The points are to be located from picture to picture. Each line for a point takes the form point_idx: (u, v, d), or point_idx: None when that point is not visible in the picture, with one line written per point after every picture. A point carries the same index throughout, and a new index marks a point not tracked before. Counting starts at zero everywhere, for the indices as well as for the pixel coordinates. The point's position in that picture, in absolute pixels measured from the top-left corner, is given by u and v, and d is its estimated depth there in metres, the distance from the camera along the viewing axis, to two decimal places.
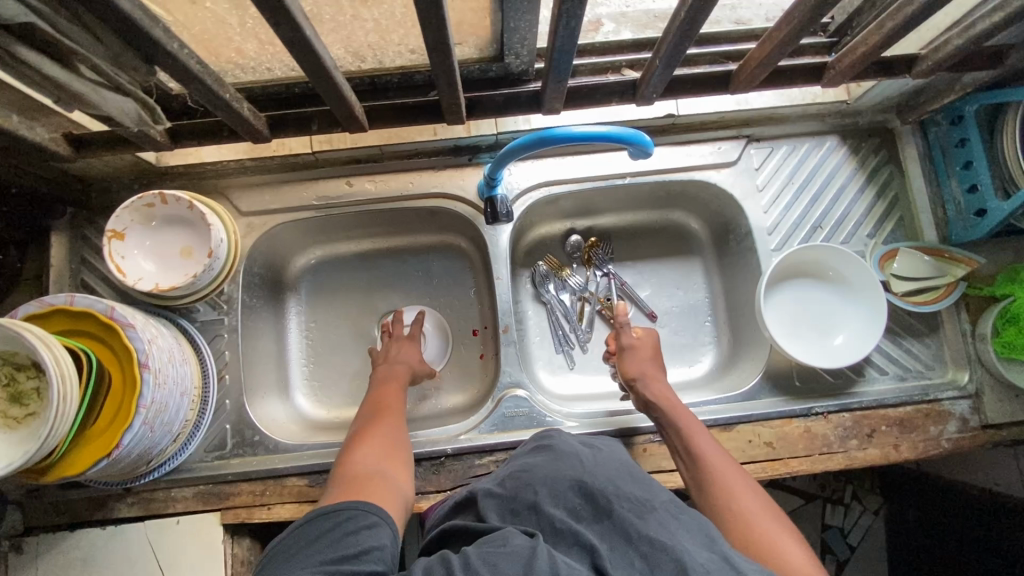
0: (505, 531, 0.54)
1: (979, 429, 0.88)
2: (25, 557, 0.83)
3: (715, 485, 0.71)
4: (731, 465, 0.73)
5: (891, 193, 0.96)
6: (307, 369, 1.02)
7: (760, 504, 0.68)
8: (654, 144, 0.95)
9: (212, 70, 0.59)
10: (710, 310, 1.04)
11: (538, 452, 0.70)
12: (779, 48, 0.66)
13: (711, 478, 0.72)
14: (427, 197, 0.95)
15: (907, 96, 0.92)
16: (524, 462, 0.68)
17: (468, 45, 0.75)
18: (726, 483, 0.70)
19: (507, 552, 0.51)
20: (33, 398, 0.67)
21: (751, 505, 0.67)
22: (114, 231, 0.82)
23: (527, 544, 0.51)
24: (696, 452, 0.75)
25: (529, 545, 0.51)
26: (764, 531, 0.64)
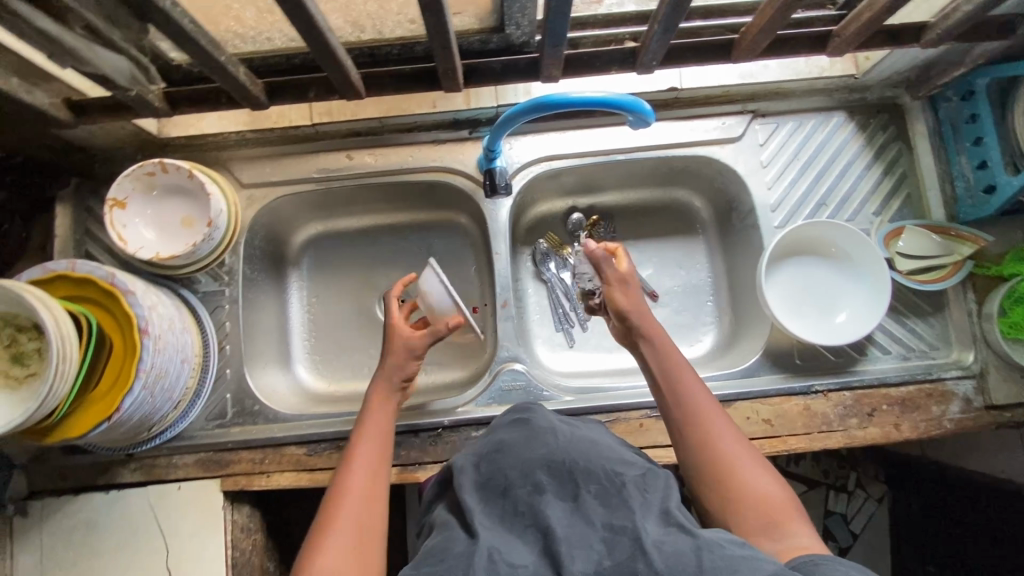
0: (447, 540, 0.54)
1: (983, 409, 0.87)
2: (30, 520, 0.85)
3: (695, 426, 0.68)
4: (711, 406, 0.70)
5: (899, 170, 0.94)
6: (309, 343, 1.02)
7: (740, 443, 0.66)
8: (658, 118, 0.94)
9: (207, 31, 0.59)
10: (712, 290, 1.02)
11: (514, 426, 0.67)
12: (783, 10, 0.65)
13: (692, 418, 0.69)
14: (427, 171, 0.95)
15: (918, 70, 0.89)
16: (498, 437, 0.65)
17: (467, 14, 0.74)
18: (707, 423, 0.68)
19: (446, 566, 0.50)
20: (34, 358, 0.68)
21: (731, 443, 0.66)
22: (115, 199, 0.83)
23: (466, 551, 0.51)
24: (679, 391, 0.71)
25: (467, 553, 0.51)
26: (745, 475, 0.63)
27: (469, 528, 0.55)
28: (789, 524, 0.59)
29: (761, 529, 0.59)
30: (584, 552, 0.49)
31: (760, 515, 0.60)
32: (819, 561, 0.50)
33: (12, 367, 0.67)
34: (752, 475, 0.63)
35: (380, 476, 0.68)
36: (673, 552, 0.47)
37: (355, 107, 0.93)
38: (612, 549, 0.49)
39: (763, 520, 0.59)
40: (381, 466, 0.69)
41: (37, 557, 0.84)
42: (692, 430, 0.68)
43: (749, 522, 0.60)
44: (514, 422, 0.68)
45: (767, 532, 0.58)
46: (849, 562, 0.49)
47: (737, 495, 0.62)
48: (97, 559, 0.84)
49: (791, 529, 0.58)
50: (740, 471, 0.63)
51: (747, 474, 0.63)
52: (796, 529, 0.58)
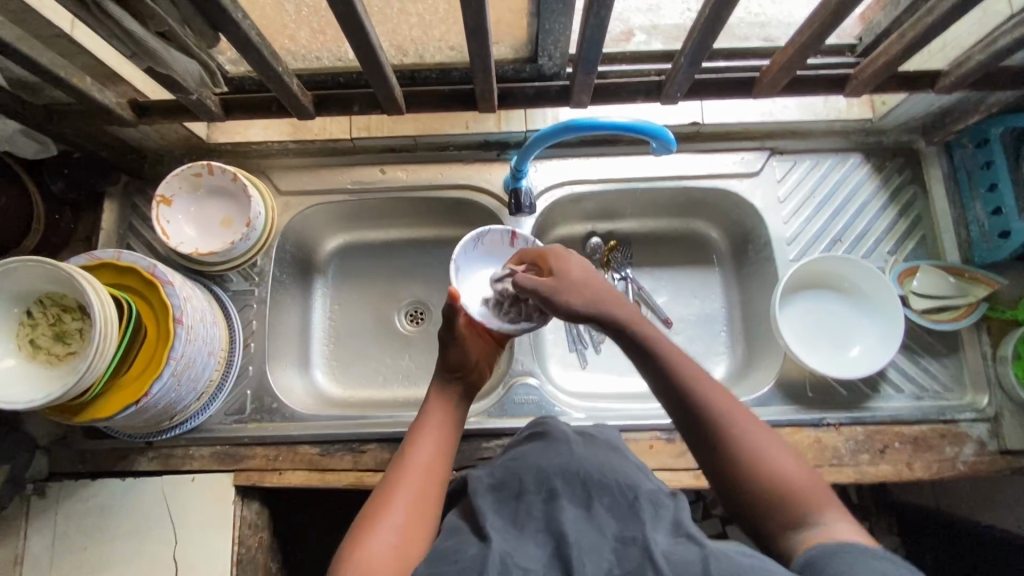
0: (462, 541, 0.54)
1: (997, 454, 0.86)
2: (46, 501, 0.87)
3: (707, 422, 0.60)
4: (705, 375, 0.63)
5: (914, 212, 0.96)
6: (328, 348, 1.04)
7: (758, 430, 0.59)
8: (679, 150, 0.98)
9: (269, 43, 0.64)
10: (726, 321, 1.04)
11: (531, 439, 0.69)
12: (803, 50, 0.69)
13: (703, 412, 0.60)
14: (454, 188, 0.99)
15: (933, 116, 0.93)
16: (517, 450, 0.67)
17: (504, 44, 0.78)
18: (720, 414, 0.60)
19: (459, 566, 0.50)
20: (75, 338, 0.72)
21: (745, 433, 0.59)
22: (163, 197, 0.89)
23: (479, 555, 0.51)
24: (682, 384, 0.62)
25: (480, 556, 0.50)
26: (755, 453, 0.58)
27: (481, 532, 0.54)
28: (818, 513, 0.54)
29: (791, 525, 0.54)
30: (595, 559, 0.50)
31: (781, 501, 0.55)
32: (839, 554, 0.48)
33: (54, 344, 0.71)
34: (777, 465, 0.57)
35: (432, 478, 0.64)
36: (681, 561, 0.48)
37: (392, 124, 0.98)
38: (623, 558, 0.50)
39: (789, 515, 0.55)
40: (435, 467, 0.65)
41: (49, 539, 0.86)
42: (703, 427, 0.60)
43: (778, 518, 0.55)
44: (532, 436, 0.69)
45: (793, 521, 0.55)
46: (867, 551, 0.48)
47: (767, 489, 0.56)
48: (107, 544, 0.85)
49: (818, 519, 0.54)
50: (763, 463, 0.57)
51: (768, 463, 0.57)
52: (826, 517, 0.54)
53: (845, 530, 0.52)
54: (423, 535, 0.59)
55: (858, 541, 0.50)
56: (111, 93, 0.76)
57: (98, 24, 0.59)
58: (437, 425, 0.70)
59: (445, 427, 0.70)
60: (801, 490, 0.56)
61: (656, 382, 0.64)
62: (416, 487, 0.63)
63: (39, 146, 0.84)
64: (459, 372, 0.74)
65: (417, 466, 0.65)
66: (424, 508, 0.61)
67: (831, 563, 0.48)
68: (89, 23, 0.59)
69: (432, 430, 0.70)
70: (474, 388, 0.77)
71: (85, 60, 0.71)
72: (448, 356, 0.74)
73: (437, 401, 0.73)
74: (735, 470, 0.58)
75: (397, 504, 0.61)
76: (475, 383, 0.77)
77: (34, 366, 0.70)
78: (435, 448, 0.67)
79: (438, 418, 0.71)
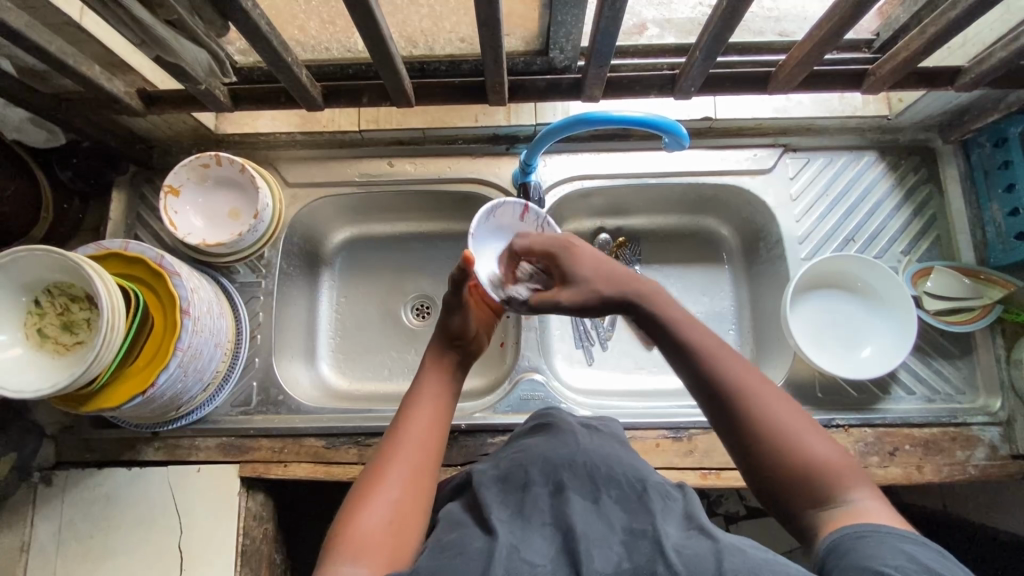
0: (463, 536, 0.53)
1: (1009, 458, 0.85)
2: (53, 489, 0.87)
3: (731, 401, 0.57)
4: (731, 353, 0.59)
5: (929, 212, 0.94)
6: (334, 341, 1.04)
7: (787, 410, 0.56)
8: (691, 146, 0.97)
9: (279, 34, 0.64)
10: (735, 319, 1.02)
11: (536, 431, 0.68)
12: (820, 46, 0.68)
13: (724, 389, 0.57)
14: (463, 182, 0.99)
15: (951, 115, 0.91)
16: (523, 441, 0.67)
17: (515, 37, 0.79)
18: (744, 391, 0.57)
19: (463, 561, 0.49)
20: (83, 328, 0.72)
21: (773, 410, 0.56)
22: (171, 186, 0.88)
23: (485, 548, 0.50)
24: (703, 358, 0.59)
25: (485, 550, 0.50)
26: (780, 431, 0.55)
27: (485, 525, 0.53)
28: (842, 492, 0.52)
29: (811, 504, 0.53)
30: (604, 553, 0.49)
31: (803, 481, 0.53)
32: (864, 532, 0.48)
33: (61, 333, 0.71)
34: (804, 446, 0.54)
35: (430, 452, 0.63)
36: (694, 556, 0.47)
37: (401, 117, 0.96)
38: (632, 553, 0.49)
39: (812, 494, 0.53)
40: (433, 441, 0.65)
41: (56, 527, 0.86)
42: (723, 403, 0.57)
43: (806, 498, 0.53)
44: (537, 428, 0.69)
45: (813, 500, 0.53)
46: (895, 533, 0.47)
47: (790, 468, 0.54)
48: (113, 533, 0.86)
49: (844, 498, 0.52)
50: (788, 442, 0.54)
51: (794, 443, 0.54)
52: (853, 495, 0.52)
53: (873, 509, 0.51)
54: (418, 509, 0.58)
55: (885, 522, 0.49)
56: (120, 82, 0.76)
57: (108, 11, 0.59)
58: (435, 395, 0.69)
59: (442, 399, 0.69)
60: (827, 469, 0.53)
61: (675, 358, 0.60)
62: (411, 459, 0.62)
63: (47, 135, 0.86)
64: (458, 339, 0.74)
65: (415, 439, 0.64)
66: (422, 484, 0.61)
67: (856, 547, 0.47)
68: (99, 11, 0.59)
69: (428, 400, 0.68)
70: (471, 356, 0.77)
71: (94, 49, 0.71)
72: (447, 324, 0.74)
73: (437, 370, 0.72)
74: (758, 445, 0.55)
75: (392, 479, 0.59)
76: (471, 351, 0.76)
77: (41, 356, 0.70)
78: (432, 421, 0.66)
79: (434, 388, 0.70)
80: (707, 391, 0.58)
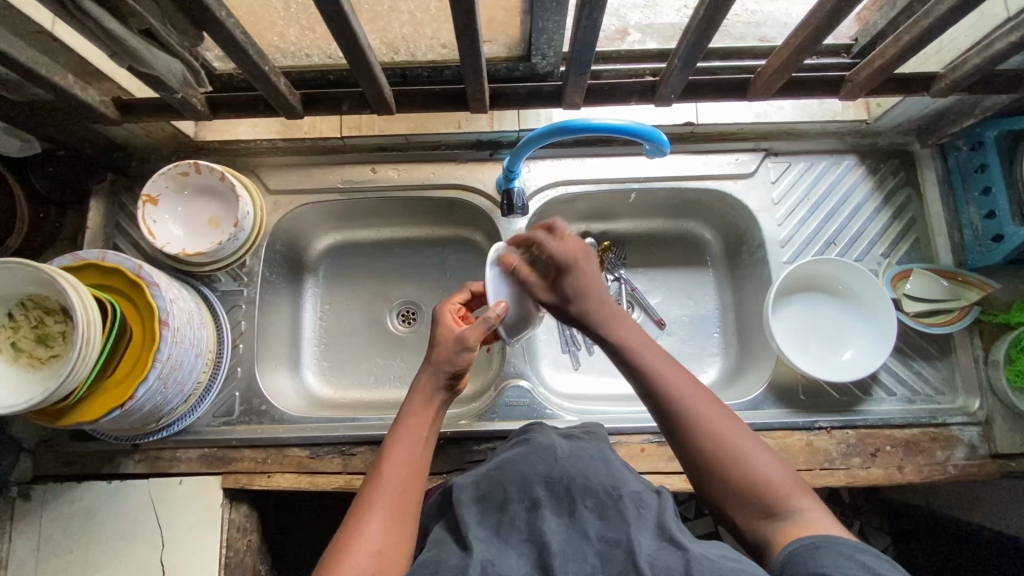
0: (439, 554, 0.52)
1: (988, 458, 0.86)
2: (31, 504, 0.86)
3: (676, 414, 0.63)
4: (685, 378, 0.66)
5: (908, 215, 0.96)
6: (319, 349, 1.03)
7: (738, 433, 0.62)
8: (674, 151, 0.97)
9: (255, 42, 0.63)
10: (719, 322, 1.03)
11: (516, 446, 0.68)
12: (798, 52, 0.68)
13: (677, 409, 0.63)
14: (447, 188, 0.98)
15: (928, 119, 0.92)
16: (501, 457, 0.66)
17: (497, 43, 0.78)
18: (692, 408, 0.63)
19: None
20: (58, 341, 0.70)
21: (719, 429, 0.61)
22: (149, 196, 0.87)
23: (460, 564, 0.50)
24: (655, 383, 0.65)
25: (460, 565, 0.49)
26: (727, 447, 0.60)
27: (463, 543, 0.53)
28: (790, 505, 0.56)
29: (764, 514, 0.57)
30: (578, 565, 0.50)
31: (750, 494, 0.58)
32: (821, 545, 0.50)
33: (36, 347, 0.70)
34: (754, 463, 0.59)
35: (409, 495, 0.61)
36: (663, 565, 0.48)
37: (383, 123, 0.97)
38: (606, 562, 0.49)
39: (763, 504, 0.57)
40: (412, 482, 0.63)
41: (34, 542, 0.84)
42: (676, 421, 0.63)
43: (748, 509, 0.58)
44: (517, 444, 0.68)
45: (765, 512, 0.57)
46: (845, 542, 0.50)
47: (737, 482, 0.59)
48: (92, 547, 0.84)
49: (789, 509, 0.56)
50: (737, 460, 0.60)
51: (743, 459, 0.59)
52: (799, 507, 0.56)
53: (821, 519, 0.54)
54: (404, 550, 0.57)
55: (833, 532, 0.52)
56: (95, 91, 0.75)
57: (78, 22, 0.58)
58: (415, 439, 0.66)
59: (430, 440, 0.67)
60: (772, 481, 0.58)
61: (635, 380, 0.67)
62: (397, 503, 0.60)
63: (21, 144, 0.83)
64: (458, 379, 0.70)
65: (393, 482, 0.62)
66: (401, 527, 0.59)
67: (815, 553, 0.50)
68: (68, 21, 0.58)
69: (413, 439, 0.66)
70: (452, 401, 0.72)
71: (69, 58, 0.70)
72: (455, 362, 0.69)
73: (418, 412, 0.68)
74: (709, 463, 0.60)
75: (375, 518, 0.58)
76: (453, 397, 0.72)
77: (16, 369, 0.69)
78: (411, 462, 0.64)
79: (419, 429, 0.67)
80: (659, 406, 0.65)
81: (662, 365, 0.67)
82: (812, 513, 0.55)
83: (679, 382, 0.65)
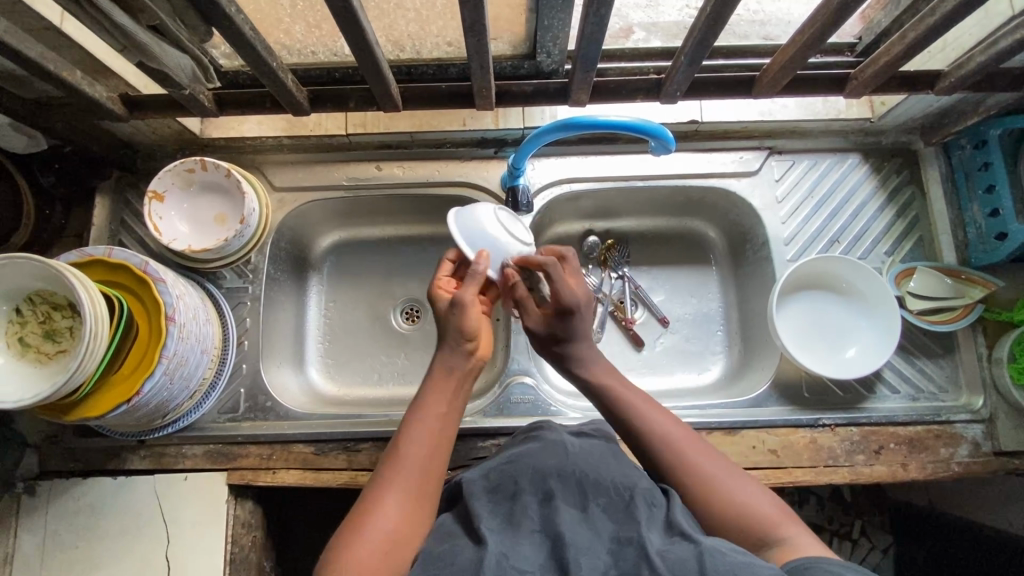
0: (454, 546, 0.53)
1: (991, 455, 0.86)
2: (37, 500, 0.86)
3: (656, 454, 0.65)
4: (664, 414, 0.68)
5: (911, 213, 0.96)
6: (323, 346, 1.04)
7: (720, 463, 0.62)
8: (678, 149, 0.97)
9: (263, 38, 0.63)
10: (723, 320, 1.03)
11: (526, 441, 0.68)
12: (804, 50, 0.68)
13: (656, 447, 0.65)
14: (451, 185, 0.98)
15: (932, 117, 0.93)
16: (511, 450, 0.66)
17: (502, 40, 0.77)
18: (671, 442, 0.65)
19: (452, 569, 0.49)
20: (66, 336, 0.70)
21: (697, 459, 0.63)
22: (154, 192, 0.87)
23: (475, 557, 0.50)
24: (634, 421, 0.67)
25: (476, 559, 0.50)
26: (711, 478, 0.61)
27: (475, 535, 0.53)
28: (775, 534, 0.56)
29: (755, 546, 0.56)
30: (592, 559, 0.50)
31: (737, 526, 0.58)
32: (810, 565, 0.50)
33: (44, 342, 0.70)
34: (737, 493, 0.59)
35: (432, 466, 0.62)
36: (677, 559, 0.48)
37: (388, 121, 0.97)
38: (619, 559, 0.50)
39: (748, 538, 0.57)
40: (436, 453, 0.63)
41: (39, 539, 0.85)
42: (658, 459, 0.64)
43: (737, 543, 0.57)
44: (527, 439, 0.68)
45: (753, 545, 0.56)
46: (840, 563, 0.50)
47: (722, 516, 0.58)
48: (97, 543, 0.85)
49: (775, 537, 0.56)
50: (719, 489, 0.60)
51: (725, 489, 0.60)
52: (784, 533, 0.56)
53: (807, 544, 0.54)
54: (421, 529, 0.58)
55: (821, 553, 0.52)
56: (102, 87, 0.75)
57: (87, 17, 0.58)
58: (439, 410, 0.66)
59: (449, 414, 0.67)
60: (757, 512, 0.58)
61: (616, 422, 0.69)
62: (415, 480, 0.60)
63: (28, 140, 0.83)
64: (469, 342, 0.70)
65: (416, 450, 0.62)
66: (422, 500, 0.59)
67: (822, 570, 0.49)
68: (78, 17, 0.58)
69: (437, 412, 0.66)
70: (479, 367, 0.72)
71: (77, 54, 0.70)
72: (460, 323, 0.69)
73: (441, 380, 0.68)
74: (692, 499, 0.61)
75: (393, 495, 0.58)
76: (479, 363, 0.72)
77: (24, 365, 0.69)
78: (436, 431, 0.65)
79: (443, 396, 0.67)
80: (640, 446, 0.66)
81: (639, 404, 0.69)
82: (799, 537, 0.55)
83: (655, 417, 0.67)
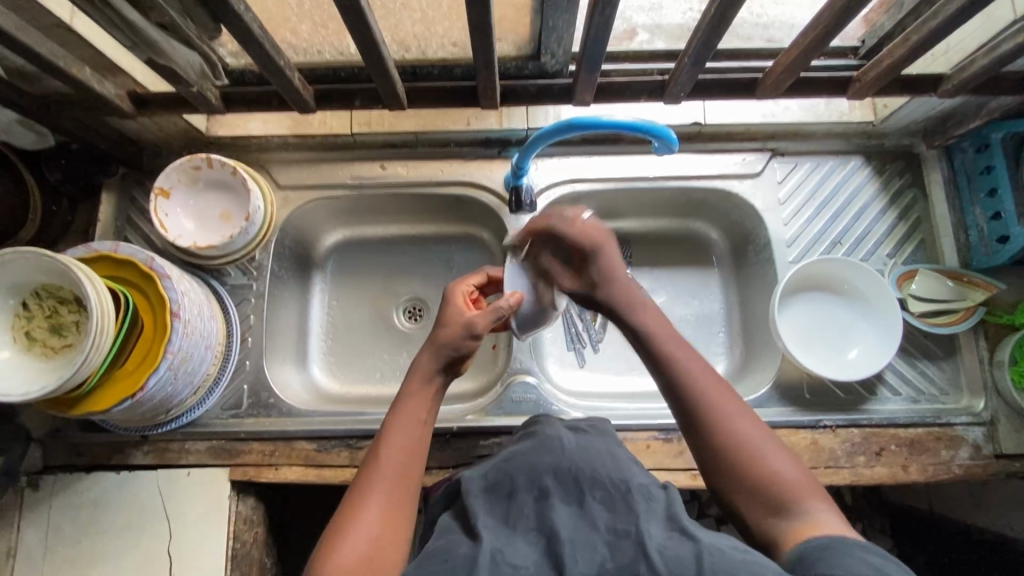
0: (447, 543, 0.53)
1: (992, 458, 0.86)
2: (40, 495, 0.86)
3: (690, 401, 0.62)
4: (702, 365, 0.65)
5: (913, 216, 0.96)
6: (326, 344, 1.04)
7: (751, 427, 0.61)
8: (681, 150, 0.98)
9: (271, 37, 0.64)
10: (725, 321, 1.03)
11: (524, 438, 0.68)
12: (806, 53, 0.69)
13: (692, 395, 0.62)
14: (456, 185, 0.99)
15: (934, 121, 0.93)
16: (510, 447, 0.66)
17: (507, 42, 0.78)
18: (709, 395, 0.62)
19: (450, 566, 0.49)
20: (72, 330, 0.71)
21: (731, 418, 0.61)
22: (161, 188, 0.88)
23: (471, 553, 0.50)
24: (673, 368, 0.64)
25: (471, 556, 0.50)
26: (742, 440, 0.60)
27: (471, 530, 0.54)
28: (800, 506, 0.56)
29: (773, 513, 0.56)
30: (588, 554, 0.50)
31: (763, 490, 0.57)
32: (830, 546, 0.50)
33: (50, 336, 0.71)
34: (767, 460, 0.58)
35: (410, 472, 0.62)
36: (675, 557, 0.47)
37: (392, 120, 0.98)
38: (616, 552, 0.50)
39: (770, 501, 0.57)
40: (413, 459, 0.62)
41: (43, 533, 0.85)
42: (691, 407, 0.62)
43: (757, 506, 0.57)
44: (522, 436, 0.69)
45: (774, 509, 0.56)
46: (859, 546, 0.50)
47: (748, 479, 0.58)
48: (100, 539, 0.85)
49: (799, 510, 0.55)
50: (749, 454, 0.59)
51: (756, 455, 0.59)
52: (808, 506, 0.56)
53: (832, 522, 0.54)
54: (403, 534, 0.58)
55: (844, 534, 0.52)
56: (111, 84, 0.76)
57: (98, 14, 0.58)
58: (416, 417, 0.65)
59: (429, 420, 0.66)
60: (785, 480, 0.57)
61: (652, 364, 0.66)
62: (395, 488, 0.60)
63: (36, 136, 0.85)
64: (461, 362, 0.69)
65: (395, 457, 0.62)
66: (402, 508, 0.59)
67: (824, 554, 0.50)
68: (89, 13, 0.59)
69: (414, 419, 0.65)
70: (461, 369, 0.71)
71: (86, 51, 0.71)
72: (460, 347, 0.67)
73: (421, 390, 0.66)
74: (718, 456, 0.60)
75: (375, 500, 0.58)
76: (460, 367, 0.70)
77: (29, 358, 0.70)
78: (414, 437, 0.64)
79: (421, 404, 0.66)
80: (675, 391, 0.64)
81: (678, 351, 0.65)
82: (823, 513, 0.55)
83: (694, 368, 0.64)
